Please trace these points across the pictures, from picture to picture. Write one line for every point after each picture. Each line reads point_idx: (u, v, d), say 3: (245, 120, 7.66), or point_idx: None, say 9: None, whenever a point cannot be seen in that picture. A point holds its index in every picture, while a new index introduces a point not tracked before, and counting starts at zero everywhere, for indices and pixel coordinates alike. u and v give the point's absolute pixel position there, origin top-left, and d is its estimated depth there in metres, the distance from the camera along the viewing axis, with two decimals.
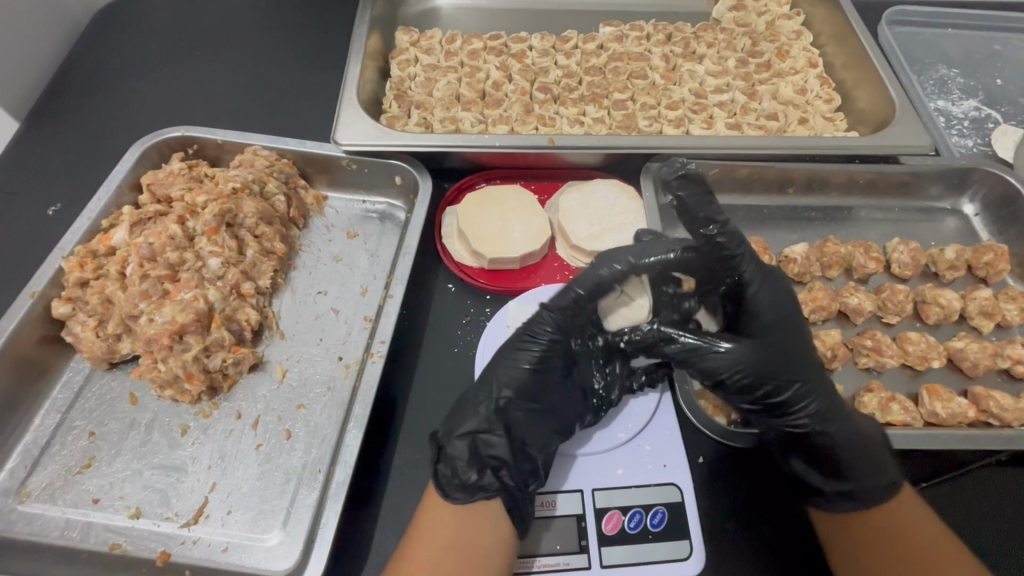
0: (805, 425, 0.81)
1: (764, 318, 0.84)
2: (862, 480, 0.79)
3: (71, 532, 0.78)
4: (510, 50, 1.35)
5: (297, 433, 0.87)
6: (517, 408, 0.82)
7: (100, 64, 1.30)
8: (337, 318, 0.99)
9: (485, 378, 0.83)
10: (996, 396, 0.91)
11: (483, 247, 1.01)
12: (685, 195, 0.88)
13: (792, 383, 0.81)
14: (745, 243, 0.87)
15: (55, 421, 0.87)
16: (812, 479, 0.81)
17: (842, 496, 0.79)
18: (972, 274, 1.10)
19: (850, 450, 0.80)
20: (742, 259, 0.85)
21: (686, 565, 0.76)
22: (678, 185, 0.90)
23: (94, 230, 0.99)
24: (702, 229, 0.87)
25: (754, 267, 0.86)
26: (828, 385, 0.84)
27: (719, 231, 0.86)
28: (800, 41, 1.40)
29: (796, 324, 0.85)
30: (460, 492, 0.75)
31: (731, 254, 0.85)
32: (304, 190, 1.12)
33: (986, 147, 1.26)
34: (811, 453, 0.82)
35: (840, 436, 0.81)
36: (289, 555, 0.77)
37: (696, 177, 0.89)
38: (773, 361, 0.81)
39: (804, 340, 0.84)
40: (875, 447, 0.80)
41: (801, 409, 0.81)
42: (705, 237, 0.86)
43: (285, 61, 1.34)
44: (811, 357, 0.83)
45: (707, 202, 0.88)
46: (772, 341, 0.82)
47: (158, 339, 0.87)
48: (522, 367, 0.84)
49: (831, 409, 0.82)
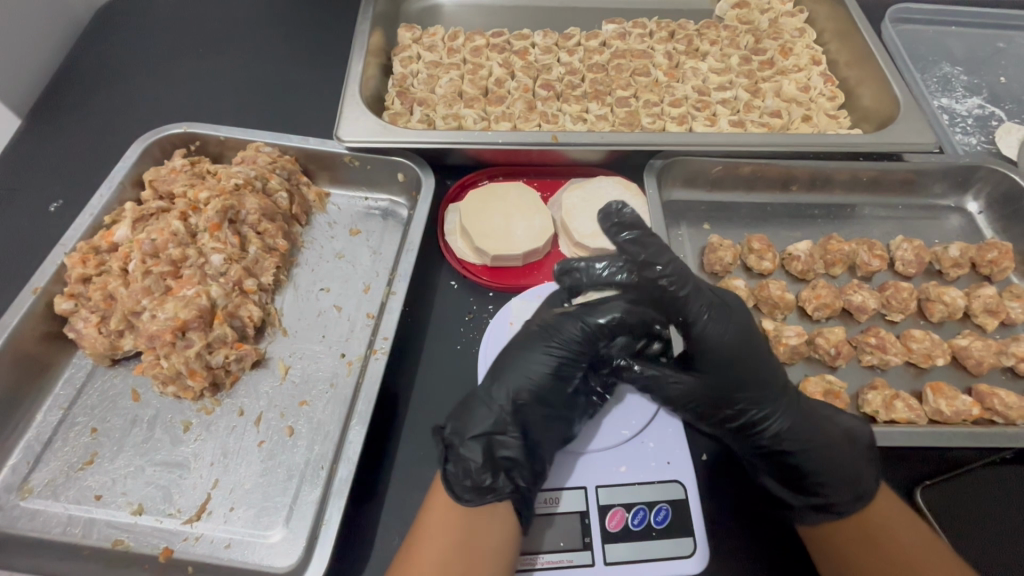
0: (767, 445, 0.80)
1: (714, 353, 0.79)
2: (832, 492, 0.77)
3: (74, 528, 0.78)
4: (513, 47, 1.34)
5: (300, 429, 0.87)
6: (531, 411, 0.81)
7: (102, 61, 1.30)
8: (339, 315, 0.99)
9: (501, 378, 0.82)
10: (1001, 394, 0.91)
11: (486, 244, 1.01)
12: (627, 235, 0.78)
13: (749, 407, 0.80)
14: (691, 278, 0.79)
15: (57, 417, 0.87)
16: (781, 494, 0.80)
17: (816, 508, 0.77)
18: (976, 272, 1.09)
19: (817, 466, 0.78)
20: (689, 296, 0.77)
21: (690, 563, 0.76)
22: (619, 226, 0.78)
23: (96, 226, 0.99)
24: (646, 270, 0.78)
25: (703, 301, 0.78)
26: (789, 404, 0.80)
27: (663, 271, 0.77)
28: (803, 38, 1.39)
29: (752, 353, 0.79)
30: (471, 493, 0.73)
31: (676, 296, 0.77)
32: (306, 187, 1.12)
33: (990, 145, 1.26)
34: (782, 470, 0.81)
35: (804, 451, 0.80)
36: (292, 551, 0.76)
37: (634, 219, 0.78)
38: (724, 391, 0.80)
39: (761, 368, 0.80)
40: (844, 461, 0.78)
41: (762, 430, 0.80)
42: (649, 279, 0.78)
43: (287, 58, 1.34)
44: (768, 384, 0.80)
45: (648, 241, 0.78)
46: (723, 374, 0.79)
47: (160, 335, 0.87)
48: (541, 371, 0.82)
49: (796, 430, 0.79)
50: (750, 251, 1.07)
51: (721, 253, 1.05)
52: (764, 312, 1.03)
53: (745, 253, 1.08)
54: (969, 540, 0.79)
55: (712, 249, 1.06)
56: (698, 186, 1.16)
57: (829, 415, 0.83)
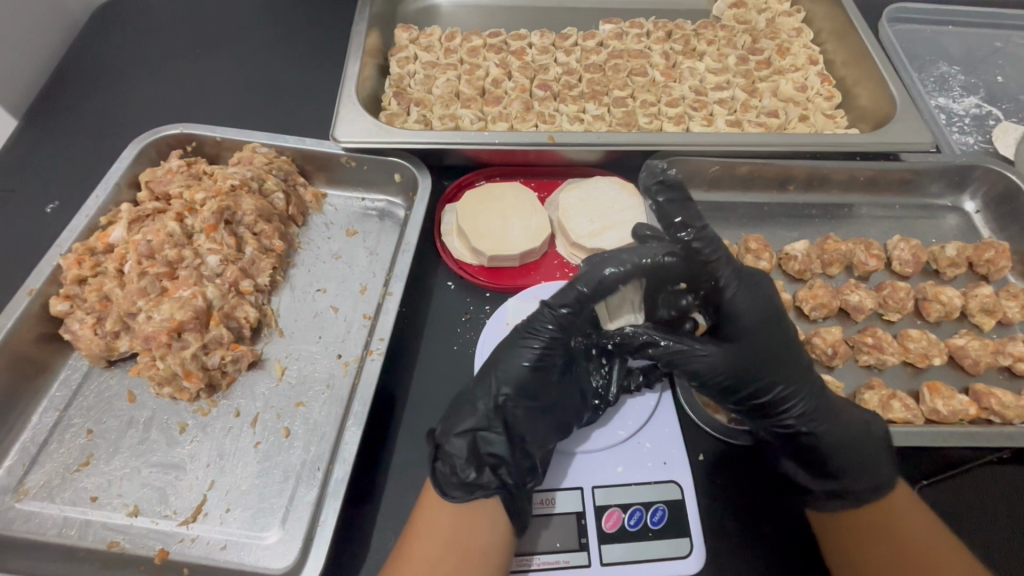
0: (793, 425, 0.82)
1: (742, 324, 0.83)
2: (852, 478, 0.79)
3: (69, 530, 0.78)
4: (510, 47, 1.34)
5: (296, 431, 0.86)
6: (517, 406, 0.81)
7: (98, 62, 1.29)
8: (336, 315, 0.99)
9: (483, 376, 0.83)
10: (998, 393, 0.91)
11: (483, 245, 1.01)
12: (663, 198, 0.88)
13: (778, 383, 0.81)
14: (723, 247, 0.85)
15: (53, 419, 0.87)
16: (802, 480, 0.82)
17: (829, 495, 0.80)
18: (973, 271, 1.09)
19: (840, 449, 0.81)
20: (719, 263, 0.84)
21: (686, 563, 0.76)
22: (661, 186, 0.88)
23: (92, 228, 0.98)
24: (679, 232, 0.86)
25: (732, 271, 0.84)
26: (818, 385, 0.83)
27: (695, 236, 0.84)
28: (800, 38, 1.39)
29: (778, 326, 0.83)
30: (458, 491, 0.74)
31: (707, 259, 0.84)
32: (303, 188, 1.12)
33: (987, 144, 1.26)
34: (800, 453, 0.82)
35: (827, 434, 0.82)
36: (288, 553, 0.76)
37: (675, 182, 0.88)
38: (752, 365, 0.81)
39: (789, 342, 0.84)
40: (867, 445, 0.80)
41: (789, 409, 0.82)
42: (681, 241, 0.85)
43: (284, 58, 1.33)
44: (796, 359, 0.83)
45: (686, 203, 0.87)
46: (752, 348, 0.82)
47: (156, 336, 0.87)
48: (522, 363, 0.83)
49: (818, 411, 0.82)
50: (747, 251, 1.07)
51: None
52: None
53: (742, 253, 1.08)
54: (967, 539, 0.79)
55: None
56: (695, 186, 1.16)
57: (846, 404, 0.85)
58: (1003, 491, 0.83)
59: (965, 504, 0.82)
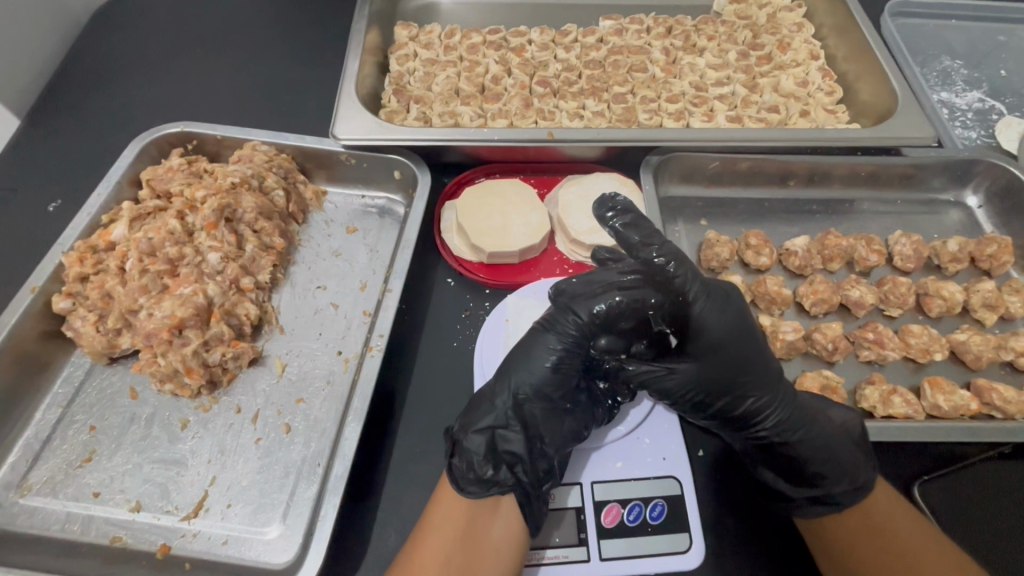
0: (767, 436, 0.79)
1: (710, 338, 0.78)
2: (830, 483, 0.77)
3: (72, 526, 0.78)
4: (509, 44, 1.34)
5: (296, 427, 0.87)
6: (534, 404, 0.80)
7: (101, 61, 1.30)
8: (336, 312, 0.99)
9: (505, 373, 0.81)
10: (1000, 389, 0.90)
11: (482, 241, 1.01)
12: (620, 221, 0.80)
13: (750, 395, 0.79)
14: (687, 262, 0.79)
15: (56, 416, 0.87)
16: (780, 487, 0.79)
17: (812, 501, 0.77)
18: (976, 266, 1.08)
19: (818, 455, 0.78)
20: (686, 279, 0.78)
21: (686, 558, 0.76)
22: (614, 211, 0.80)
23: (93, 226, 0.99)
24: (642, 254, 0.79)
25: (699, 284, 0.78)
26: (786, 393, 0.80)
27: (660, 257, 0.78)
28: (802, 32, 1.39)
29: (748, 339, 0.79)
30: (475, 486, 0.74)
31: (672, 278, 0.78)
32: (303, 185, 1.12)
33: (990, 138, 1.25)
34: (780, 462, 0.80)
35: (807, 444, 0.79)
36: (288, 548, 0.77)
37: (626, 205, 0.81)
38: (723, 377, 0.78)
39: (759, 353, 0.79)
40: (844, 452, 0.78)
41: (761, 422, 0.79)
42: (646, 258, 0.79)
43: (283, 56, 1.34)
44: (766, 371, 0.79)
45: (642, 224, 0.81)
46: (720, 358, 0.78)
47: (157, 333, 0.88)
48: (544, 363, 0.81)
49: (793, 419, 0.79)
50: (747, 246, 1.07)
51: (718, 249, 1.05)
52: (761, 307, 1.02)
53: (742, 249, 1.07)
54: (963, 534, 0.79)
55: (710, 244, 1.06)
56: (696, 182, 1.16)
57: (824, 404, 0.84)
58: (1004, 485, 0.83)
59: (968, 500, 0.82)
